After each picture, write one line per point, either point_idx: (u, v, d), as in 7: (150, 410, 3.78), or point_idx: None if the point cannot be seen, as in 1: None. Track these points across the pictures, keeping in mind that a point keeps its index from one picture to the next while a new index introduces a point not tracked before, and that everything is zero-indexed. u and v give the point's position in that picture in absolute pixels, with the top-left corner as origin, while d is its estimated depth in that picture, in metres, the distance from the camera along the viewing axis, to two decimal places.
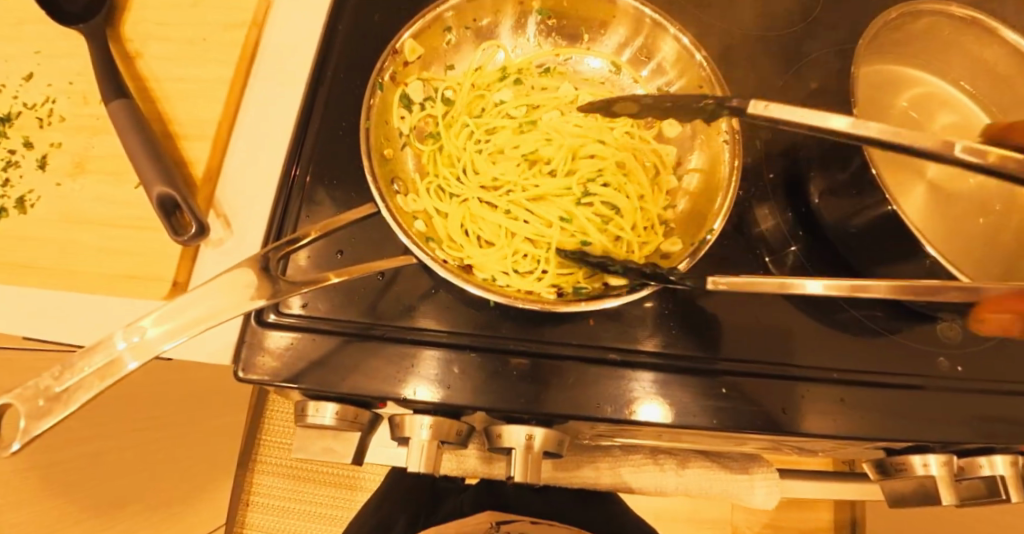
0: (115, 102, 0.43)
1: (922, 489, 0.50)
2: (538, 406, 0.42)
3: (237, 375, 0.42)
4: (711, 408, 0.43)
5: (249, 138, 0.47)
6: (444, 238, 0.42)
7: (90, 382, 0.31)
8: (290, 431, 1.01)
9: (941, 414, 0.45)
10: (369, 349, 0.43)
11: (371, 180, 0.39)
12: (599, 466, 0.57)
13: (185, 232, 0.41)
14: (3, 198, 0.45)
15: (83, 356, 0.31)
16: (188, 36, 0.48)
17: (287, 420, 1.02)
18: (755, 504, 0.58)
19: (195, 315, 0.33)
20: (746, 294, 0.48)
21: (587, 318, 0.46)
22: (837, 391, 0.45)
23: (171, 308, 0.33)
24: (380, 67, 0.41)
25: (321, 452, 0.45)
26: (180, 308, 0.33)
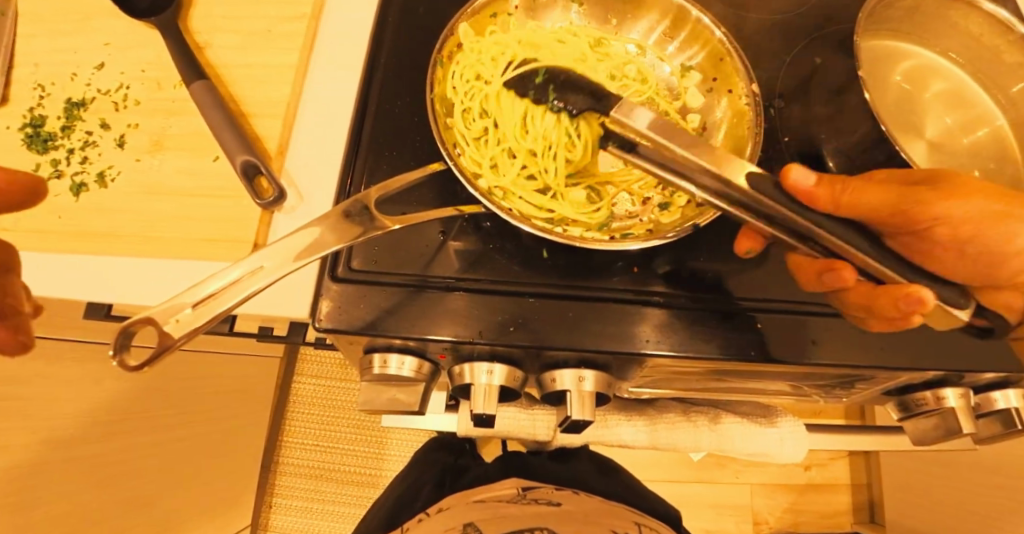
0: (197, 83, 0.47)
1: (943, 425, 0.53)
2: (592, 343, 0.47)
3: (315, 325, 0.45)
4: (743, 343, 0.48)
5: (313, 117, 0.51)
6: (502, 194, 0.46)
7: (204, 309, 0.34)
8: (314, 433, 1.02)
9: (953, 345, 0.50)
10: (431, 298, 0.47)
11: (439, 142, 0.43)
12: (636, 423, 0.61)
13: (264, 196, 0.46)
14: (83, 173, 0.47)
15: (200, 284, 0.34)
16: (253, 28, 0.52)
17: (308, 421, 1.02)
18: (785, 455, 0.61)
19: (285, 256, 0.36)
20: (767, 245, 0.53)
21: (631, 268, 0.51)
22: (857, 324, 0.50)
23: (267, 253, 0.36)
24: (440, 45, 0.46)
25: (388, 403, 0.49)
26: (273, 252, 0.36)
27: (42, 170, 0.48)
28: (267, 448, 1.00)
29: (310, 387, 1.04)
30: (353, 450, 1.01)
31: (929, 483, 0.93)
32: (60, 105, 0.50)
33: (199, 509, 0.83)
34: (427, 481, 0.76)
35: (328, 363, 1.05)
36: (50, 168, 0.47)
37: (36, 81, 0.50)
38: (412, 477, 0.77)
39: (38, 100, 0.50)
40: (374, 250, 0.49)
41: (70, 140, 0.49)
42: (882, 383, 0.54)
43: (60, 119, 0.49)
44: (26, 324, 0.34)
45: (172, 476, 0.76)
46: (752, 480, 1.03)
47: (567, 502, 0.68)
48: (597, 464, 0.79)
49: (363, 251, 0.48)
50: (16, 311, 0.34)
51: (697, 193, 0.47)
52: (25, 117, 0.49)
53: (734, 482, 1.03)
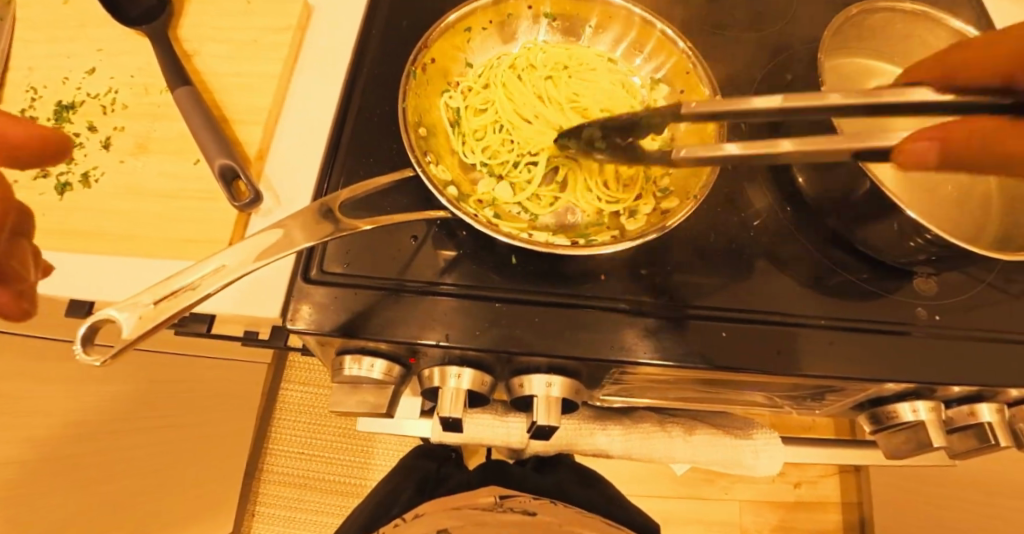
0: (181, 89, 0.48)
1: (915, 438, 0.53)
2: (559, 349, 0.47)
3: (285, 325, 0.46)
4: (712, 349, 0.49)
5: (294, 124, 0.52)
6: (473, 200, 0.47)
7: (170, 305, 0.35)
8: (300, 440, 1.02)
9: (921, 357, 0.50)
10: (401, 301, 0.48)
11: (409, 151, 0.43)
12: (611, 432, 0.61)
13: (241, 198, 0.47)
14: (68, 173, 0.49)
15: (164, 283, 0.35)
16: (239, 38, 0.53)
17: (294, 428, 1.03)
18: (761, 469, 0.62)
19: (248, 254, 0.37)
20: (738, 256, 0.54)
21: (598, 276, 0.51)
22: (825, 335, 0.50)
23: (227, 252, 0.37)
24: (415, 57, 0.45)
25: (357, 406, 0.49)
26: (235, 251, 0.37)
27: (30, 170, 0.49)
28: (251, 456, 1.00)
29: (298, 394, 1.04)
30: (337, 458, 1.01)
31: (922, 502, 0.91)
32: (51, 107, 0.51)
33: (177, 514, 0.83)
34: (406, 487, 0.76)
35: (317, 371, 1.06)
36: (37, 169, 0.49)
37: (29, 84, 0.52)
38: (389, 483, 0.77)
39: (30, 102, 0.51)
40: (349, 253, 0.50)
41: None
42: (853, 395, 0.54)
43: (49, 121, 0.51)
44: (30, 292, 0.34)
45: (151, 481, 0.77)
46: (740, 496, 1.02)
47: (543, 510, 0.68)
48: (579, 471, 0.79)
49: (338, 255, 0.49)
50: (18, 278, 0.33)
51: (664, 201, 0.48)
52: (16, 118, 0.51)
53: (721, 498, 1.02)
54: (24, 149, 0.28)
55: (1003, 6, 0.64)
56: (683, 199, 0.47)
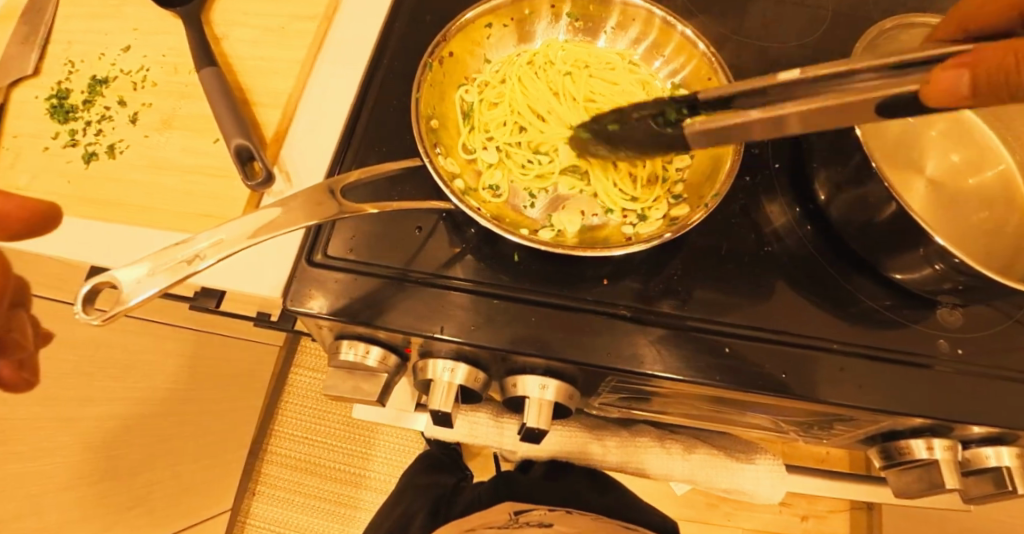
0: (206, 69, 0.49)
1: (927, 478, 0.50)
2: (555, 352, 0.47)
3: (285, 305, 0.47)
4: (714, 366, 0.47)
5: (314, 109, 0.53)
6: (482, 194, 0.47)
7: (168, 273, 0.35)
8: (305, 425, 1.03)
9: (938, 392, 0.47)
10: (399, 291, 0.48)
11: (419, 141, 0.43)
12: (605, 444, 0.60)
13: (254, 177, 0.47)
14: (96, 144, 0.51)
15: (164, 252, 0.36)
16: (268, 24, 0.55)
17: (300, 412, 1.04)
18: (762, 495, 0.59)
19: (247, 230, 0.38)
20: (749, 272, 0.52)
21: (601, 281, 0.50)
22: (835, 360, 0.48)
23: (226, 226, 0.38)
24: (433, 48, 0.45)
25: (350, 391, 0.49)
26: (234, 226, 0.38)
27: (61, 139, 0.51)
28: (257, 437, 1.02)
29: (306, 379, 1.06)
30: (340, 447, 1.02)
31: None
32: (86, 80, 0.54)
33: (180, 486, 0.84)
34: (420, 509, 0.75)
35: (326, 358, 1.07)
36: (67, 138, 0.51)
37: (69, 57, 0.55)
38: (404, 507, 0.76)
39: (67, 75, 0.54)
40: (352, 239, 0.50)
41: (90, 113, 0.52)
42: (864, 426, 0.51)
43: (83, 94, 0.53)
44: (29, 360, 0.40)
45: (155, 451, 0.79)
46: (744, 525, 0.99)
47: (559, 521, 0.69)
48: (594, 476, 0.78)
49: (342, 240, 0.50)
50: (19, 347, 0.39)
51: (675, 208, 0.46)
52: (53, 89, 0.54)
53: (724, 525, 0.99)
54: (20, 218, 0.35)
55: None
56: (694, 206, 0.45)
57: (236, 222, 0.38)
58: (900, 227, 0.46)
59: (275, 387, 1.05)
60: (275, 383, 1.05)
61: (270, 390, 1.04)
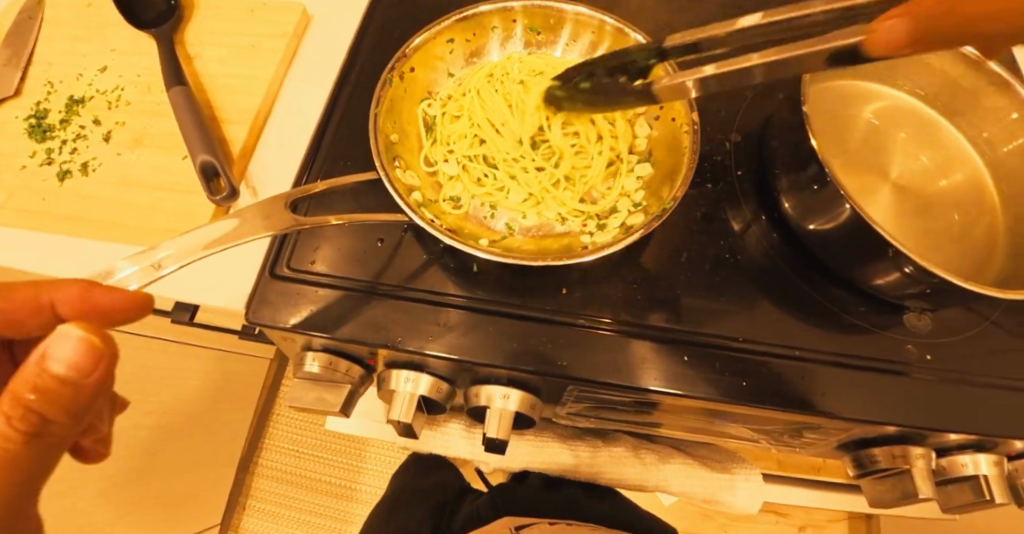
0: (176, 88, 0.50)
1: (901, 487, 0.49)
2: (513, 362, 0.46)
3: (246, 317, 0.47)
4: (676, 375, 0.47)
5: (282, 125, 0.54)
6: (442, 206, 0.47)
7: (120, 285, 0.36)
8: (297, 439, 1.03)
9: (906, 398, 0.46)
10: (360, 303, 0.48)
11: (377, 153, 0.44)
12: (578, 452, 0.59)
13: (217, 192, 0.47)
14: (70, 163, 0.52)
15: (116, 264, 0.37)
16: (240, 43, 0.56)
17: (292, 426, 1.04)
18: (739, 506, 0.58)
19: (200, 240, 0.39)
20: (713, 280, 0.51)
21: (562, 290, 0.50)
22: (798, 367, 0.47)
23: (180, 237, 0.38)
24: (393, 63, 0.46)
25: (313, 402, 0.49)
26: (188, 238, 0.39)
27: (37, 157, 0.53)
28: (247, 453, 1.01)
29: None
30: (331, 459, 1.02)
31: None
32: (63, 101, 0.55)
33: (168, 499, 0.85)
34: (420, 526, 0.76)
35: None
36: (44, 156, 0.53)
37: (48, 78, 0.57)
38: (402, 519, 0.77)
39: (46, 95, 0.56)
40: (316, 252, 0.51)
41: (66, 132, 0.53)
42: (835, 435, 0.50)
43: (60, 113, 0.54)
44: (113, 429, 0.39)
45: (134, 463, 0.79)
46: None
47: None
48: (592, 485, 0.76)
49: (304, 253, 0.50)
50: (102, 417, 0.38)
51: (632, 215, 0.47)
52: (32, 109, 0.55)
53: None
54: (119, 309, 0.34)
55: None
56: (649, 213, 0.46)
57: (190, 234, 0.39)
58: (859, 233, 0.46)
59: (267, 400, 1.05)
60: (267, 397, 1.05)
61: (262, 403, 1.04)
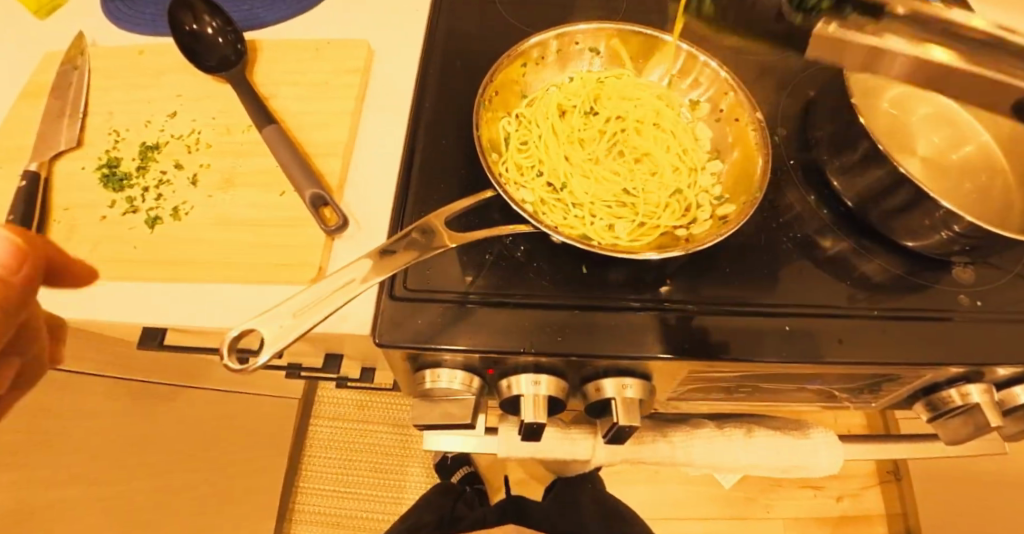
0: (268, 127, 0.51)
1: (972, 422, 0.55)
2: (632, 352, 0.49)
3: (375, 340, 0.48)
4: (781, 344, 0.50)
5: (366, 155, 0.56)
6: (548, 214, 0.50)
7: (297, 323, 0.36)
8: (331, 477, 1.06)
9: (973, 340, 0.53)
10: (480, 314, 0.50)
11: (489, 172, 0.47)
12: (671, 439, 0.62)
13: (329, 223, 0.49)
14: (158, 208, 0.51)
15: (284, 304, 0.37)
16: (312, 81, 0.58)
17: (325, 464, 1.07)
18: (822, 468, 0.63)
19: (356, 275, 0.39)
20: (787, 257, 0.56)
21: (663, 280, 0.53)
22: (878, 323, 0.53)
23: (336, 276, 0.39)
24: (485, 91, 0.50)
25: (441, 417, 0.51)
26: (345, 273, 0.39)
27: (117, 207, 0.52)
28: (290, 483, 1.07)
29: (327, 431, 1.09)
30: (368, 495, 1.04)
31: (967, 509, 0.95)
32: (135, 148, 0.55)
33: None
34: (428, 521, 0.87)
35: (347, 406, 1.11)
36: (125, 204, 0.52)
37: (112, 127, 0.56)
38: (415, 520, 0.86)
39: (113, 144, 0.55)
40: (426, 271, 0.52)
41: (145, 179, 0.53)
42: (909, 384, 0.56)
43: (135, 161, 0.54)
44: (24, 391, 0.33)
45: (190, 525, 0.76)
46: (785, 514, 1.06)
47: None
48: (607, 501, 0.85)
49: (414, 273, 0.52)
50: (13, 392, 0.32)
51: (720, 207, 0.51)
52: (100, 159, 0.54)
53: (764, 517, 1.05)
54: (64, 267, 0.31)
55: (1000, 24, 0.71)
56: (737, 203, 0.50)
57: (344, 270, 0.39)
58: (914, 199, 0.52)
59: (300, 440, 1.07)
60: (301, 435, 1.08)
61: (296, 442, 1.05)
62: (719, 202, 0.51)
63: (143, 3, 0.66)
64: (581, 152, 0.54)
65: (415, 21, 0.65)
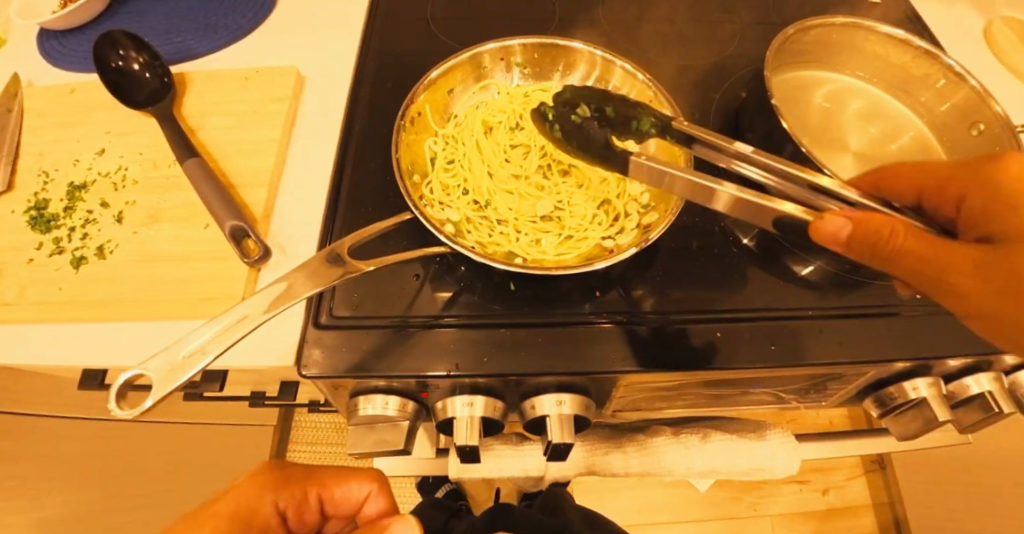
0: (189, 161, 0.51)
1: (922, 416, 0.54)
2: (563, 367, 0.48)
3: (301, 372, 0.48)
4: (715, 350, 0.50)
5: (294, 182, 0.55)
6: (473, 233, 0.50)
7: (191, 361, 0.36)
8: None
9: (914, 335, 0.52)
10: (409, 337, 0.50)
11: (405, 194, 0.47)
12: (626, 450, 0.62)
13: (252, 254, 0.49)
14: (84, 248, 0.51)
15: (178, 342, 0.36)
16: (240, 110, 0.57)
17: None
18: (780, 471, 0.62)
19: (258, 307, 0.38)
20: (721, 261, 0.56)
21: (594, 294, 0.53)
22: (815, 324, 0.52)
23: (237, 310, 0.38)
24: (404, 111, 0.50)
25: (376, 444, 0.50)
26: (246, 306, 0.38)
27: (45, 248, 0.52)
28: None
29: (306, 455, 1.07)
30: None
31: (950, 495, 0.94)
32: (63, 188, 0.54)
33: None
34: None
35: (324, 431, 1.09)
36: (52, 246, 0.52)
37: (41, 168, 0.56)
38: None
39: (42, 185, 0.55)
40: (356, 297, 0.52)
41: (72, 219, 0.53)
42: (855, 381, 0.55)
43: (62, 201, 0.54)
44: None
45: None
46: (770, 510, 1.05)
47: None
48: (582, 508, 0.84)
49: (345, 300, 0.52)
50: None
51: (645, 216, 0.50)
52: (29, 201, 0.54)
53: (750, 515, 1.04)
54: None
55: (930, 12, 0.71)
56: (662, 210, 0.49)
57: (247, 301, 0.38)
58: None
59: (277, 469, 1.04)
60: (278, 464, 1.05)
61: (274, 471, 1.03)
62: (646, 212, 0.50)
63: (76, 40, 0.66)
64: (505, 168, 0.54)
65: (347, 43, 0.65)
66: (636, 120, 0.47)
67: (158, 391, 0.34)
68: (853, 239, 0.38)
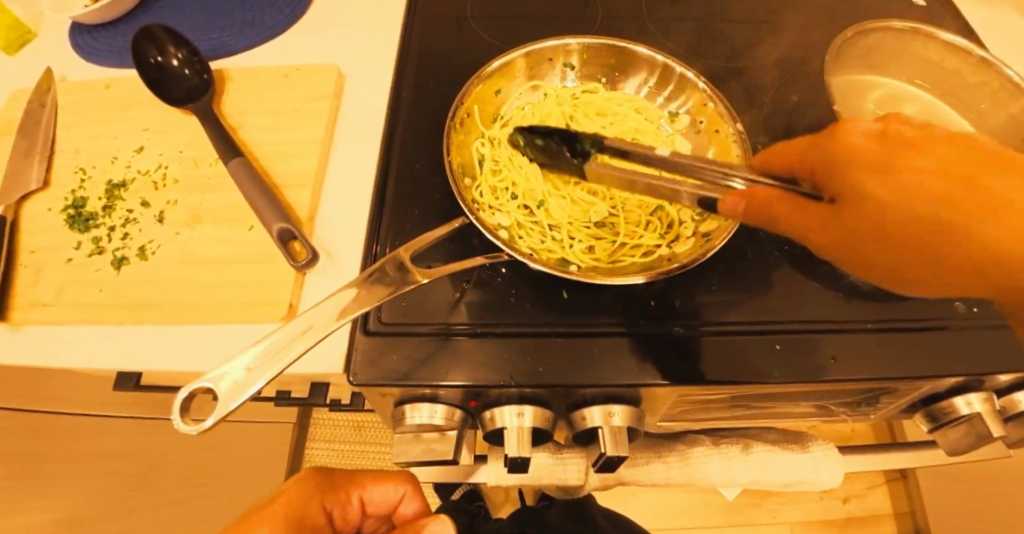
0: (234, 160, 0.50)
1: (974, 431, 0.53)
2: (620, 379, 0.47)
3: (349, 379, 0.47)
4: (772, 363, 0.48)
5: (337, 183, 0.54)
6: (526, 239, 0.49)
7: (257, 373, 0.35)
8: None
9: (973, 349, 0.51)
10: (459, 346, 0.48)
11: (461, 200, 0.46)
12: (667, 461, 0.61)
13: (299, 258, 0.48)
14: (125, 248, 0.50)
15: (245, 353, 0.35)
16: (282, 109, 0.56)
17: None
18: (823, 483, 0.61)
19: (324, 318, 0.37)
20: (773, 269, 0.55)
21: (648, 302, 0.51)
22: (873, 338, 0.51)
23: (301, 320, 0.37)
24: (457, 114, 0.49)
25: (422, 453, 0.49)
26: (311, 316, 0.37)
27: (84, 247, 0.50)
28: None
29: (325, 453, 1.06)
30: None
31: None
32: (101, 187, 0.53)
33: None
34: None
35: (342, 428, 1.08)
36: (91, 246, 0.50)
37: (78, 165, 0.55)
38: None
39: (80, 183, 0.54)
40: (402, 302, 0.50)
41: (111, 218, 0.51)
42: (907, 395, 0.54)
43: (101, 200, 0.52)
44: None
45: None
46: (791, 518, 1.03)
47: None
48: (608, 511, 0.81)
49: (391, 305, 0.50)
50: None
51: (702, 224, 0.49)
52: (66, 199, 0.53)
53: (771, 523, 1.03)
54: None
55: (981, 15, 0.69)
56: (719, 218, 0.48)
57: (312, 311, 0.37)
58: None
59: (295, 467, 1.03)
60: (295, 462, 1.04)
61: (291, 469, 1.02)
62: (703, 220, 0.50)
63: (108, 34, 0.65)
64: (556, 171, 0.53)
65: (386, 41, 0.63)
66: (577, 139, 0.44)
67: (224, 407, 0.33)
68: (746, 214, 0.37)
